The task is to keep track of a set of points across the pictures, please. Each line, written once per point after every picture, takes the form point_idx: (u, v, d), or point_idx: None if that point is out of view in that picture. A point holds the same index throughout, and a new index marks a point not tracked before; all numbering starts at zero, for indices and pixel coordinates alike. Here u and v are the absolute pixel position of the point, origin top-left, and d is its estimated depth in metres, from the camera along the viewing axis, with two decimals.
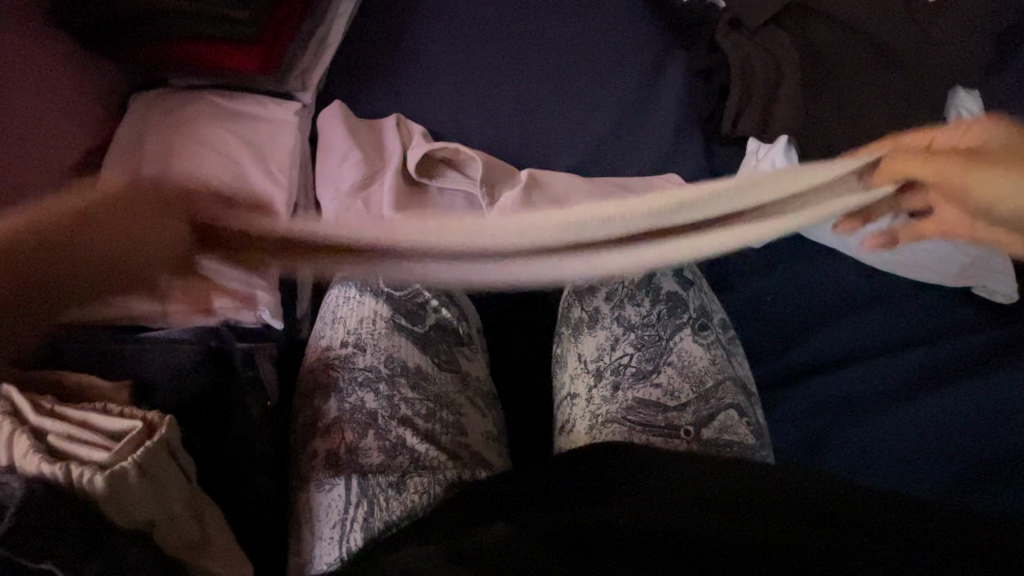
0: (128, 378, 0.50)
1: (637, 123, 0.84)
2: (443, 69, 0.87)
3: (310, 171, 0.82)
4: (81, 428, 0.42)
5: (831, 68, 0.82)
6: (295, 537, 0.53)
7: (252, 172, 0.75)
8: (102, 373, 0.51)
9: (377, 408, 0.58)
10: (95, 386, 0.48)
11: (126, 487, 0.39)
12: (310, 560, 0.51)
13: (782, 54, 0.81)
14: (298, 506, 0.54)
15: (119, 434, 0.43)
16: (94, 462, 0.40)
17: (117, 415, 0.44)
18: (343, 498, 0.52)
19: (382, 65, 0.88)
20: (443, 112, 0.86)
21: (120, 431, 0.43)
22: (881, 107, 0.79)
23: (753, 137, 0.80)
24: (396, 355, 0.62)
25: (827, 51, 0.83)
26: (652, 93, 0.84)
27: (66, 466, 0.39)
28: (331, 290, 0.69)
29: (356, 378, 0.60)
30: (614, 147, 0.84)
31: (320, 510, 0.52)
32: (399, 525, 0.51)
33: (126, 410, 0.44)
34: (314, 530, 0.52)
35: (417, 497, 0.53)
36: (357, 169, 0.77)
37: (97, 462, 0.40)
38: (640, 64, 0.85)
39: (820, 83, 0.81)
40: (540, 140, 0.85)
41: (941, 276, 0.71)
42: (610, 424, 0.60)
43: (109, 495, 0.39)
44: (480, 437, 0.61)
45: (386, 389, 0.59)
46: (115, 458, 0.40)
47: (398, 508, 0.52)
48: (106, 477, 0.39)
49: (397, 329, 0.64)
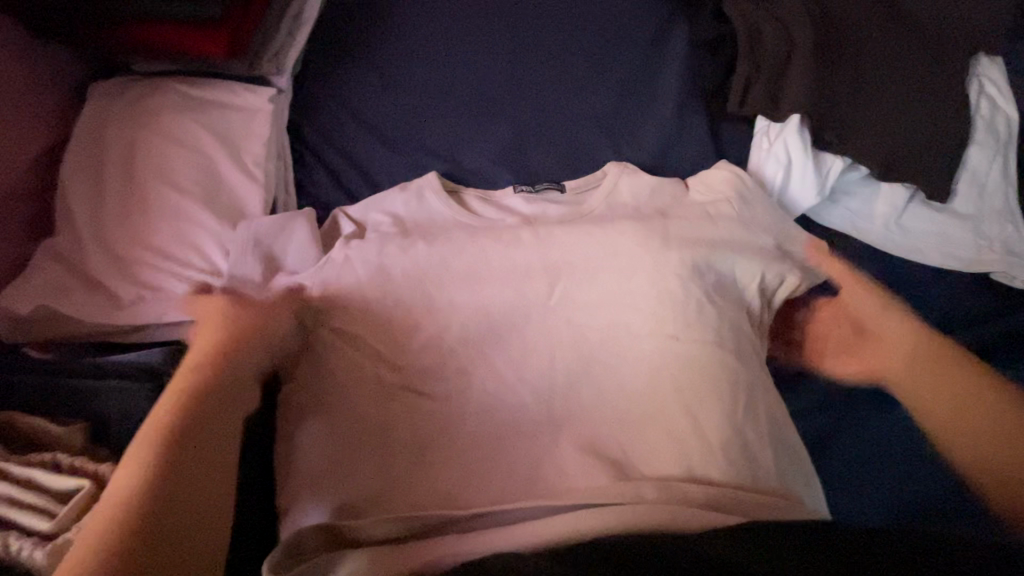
0: (84, 421, 0.54)
1: (639, 101, 0.77)
2: (430, 37, 0.78)
3: (289, 163, 0.76)
4: (26, 490, 0.47)
5: (854, 35, 0.75)
6: (292, 513, 0.54)
7: (225, 169, 0.70)
8: (59, 415, 0.55)
9: (373, 426, 0.59)
10: (48, 433, 0.52)
11: (70, 549, 0.44)
12: (346, 531, 0.49)
13: (796, 23, 0.75)
14: (286, 500, 0.55)
15: (66, 496, 0.48)
16: (40, 533, 0.45)
17: (67, 468, 0.49)
18: (349, 491, 0.55)
19: (361, 33, 0.78)
20: (435, 91, 0.77)
21: (62, 492, 0.48)
22: (901, 83, 0.73)
23: (762, 115, 0.76)
24: (417, 365, 0.63)
25: (850, 13, 0.75)
26: (657, 67, 0.77)
27: (6, 539, 0.44)
28: (330, 346, 0.62)
29: (357, 397, 0.60)
30: (616, 127, 0.77)
31: (334, 491, 0.55)
32: (434, 521, 0.50)
33: (76, 466, 0.49)
34: (312, 507, 0.54)
35: (426, 498, 0.55)
36: (375, 208, 0.73)
37: (45, 531, 0.45)
38: (645, 32, 0.77)
39: (841, 52, 0.74)
40: (539, 121, 0.77)
41: (960, 263, 0.75)
42: (625, 426, 0.60)
43: (53, 566, 0.43)
44: (469, 455, 0.58)
45: (386, 409, 0.60)
46: (60, 526, 0.45)
47: (414, 505, 0.54)
48: (46, 550, 0.43)
49: (405, 338, 0.64)
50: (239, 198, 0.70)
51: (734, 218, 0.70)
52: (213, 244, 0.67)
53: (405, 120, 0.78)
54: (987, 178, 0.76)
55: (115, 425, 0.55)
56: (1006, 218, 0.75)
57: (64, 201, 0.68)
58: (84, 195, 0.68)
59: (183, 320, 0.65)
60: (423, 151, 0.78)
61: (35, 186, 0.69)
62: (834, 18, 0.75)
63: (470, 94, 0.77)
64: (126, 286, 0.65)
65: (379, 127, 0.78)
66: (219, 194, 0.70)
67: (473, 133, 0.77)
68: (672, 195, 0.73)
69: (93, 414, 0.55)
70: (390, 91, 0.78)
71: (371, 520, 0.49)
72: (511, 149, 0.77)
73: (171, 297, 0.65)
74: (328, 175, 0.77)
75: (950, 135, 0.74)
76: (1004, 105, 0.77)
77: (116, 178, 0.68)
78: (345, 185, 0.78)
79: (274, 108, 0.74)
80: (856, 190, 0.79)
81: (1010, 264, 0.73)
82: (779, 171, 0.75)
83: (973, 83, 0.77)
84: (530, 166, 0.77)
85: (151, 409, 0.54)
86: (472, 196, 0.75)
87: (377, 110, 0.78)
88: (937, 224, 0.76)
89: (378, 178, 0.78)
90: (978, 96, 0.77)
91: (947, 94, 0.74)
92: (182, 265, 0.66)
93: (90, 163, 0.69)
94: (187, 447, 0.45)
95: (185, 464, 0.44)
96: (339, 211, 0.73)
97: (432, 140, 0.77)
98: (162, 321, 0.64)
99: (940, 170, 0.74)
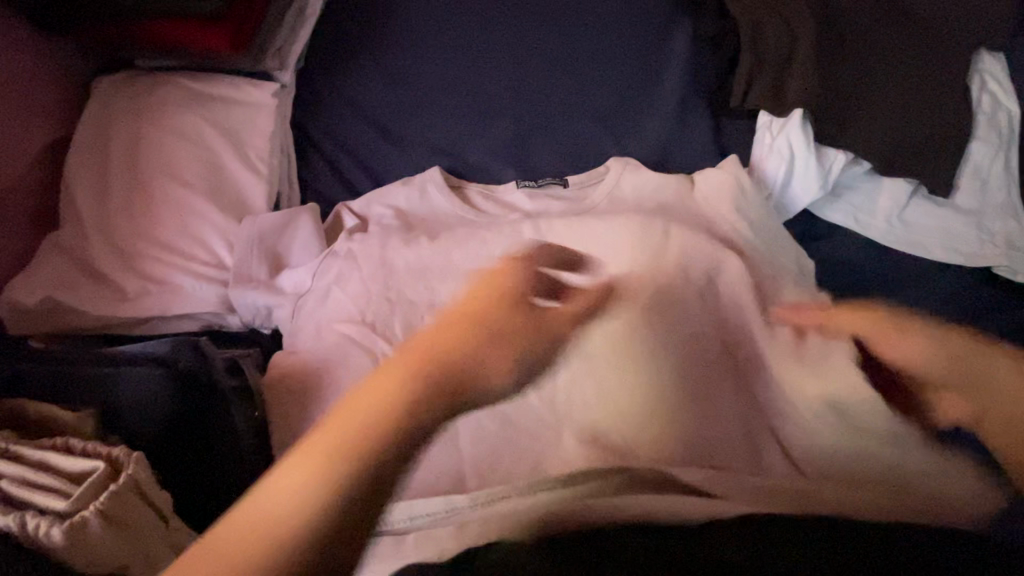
0: (93, 409, 0.54)
1: (643, 97, 0.77)
2: (433, 32, 0.78)
3: (292, 158, 0.77)
4: (40, 472, 0.47)
5: (857, 30, 0.75)
6: None
7: (230, 162, 0.70)
8: (70, 403, 0.54)
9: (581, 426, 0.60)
10: (59, 419, 0.52)
11: (83, 532, 0.44)
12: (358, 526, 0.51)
13: (798, 18, 0.75)
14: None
15: (79, 478, 0.48)
16: (56, 513, 0.45)
17: (80, 451, 0.49)
18: None
19: (364, 30, 0.79)
20: (439, 87, 0.78)
21: (77, 474, 0.48)
22: (903, 77, 0.73)
23: (764, 110, 0.76)
24: None
25: (852, 9, 0.76)
26: (660, 63, 0.77)
27: (22, 517, 0.44)
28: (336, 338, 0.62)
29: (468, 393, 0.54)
30: (619, 122, 0.78)
31: None
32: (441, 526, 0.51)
33: (89, 449, 0.49)
34: None
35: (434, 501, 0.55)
36: (380, 202, 0.73)
37: (59, 512, 0.44)
38: (648, 28, 0.77)
39: (844, 47, 0.74)
40: (543, 117, 0.77)
41: (963, 257, 0.75)
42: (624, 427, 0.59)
43: (69, 546, 0.43)
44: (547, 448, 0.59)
45: None
46: (75, 506, 0.45)
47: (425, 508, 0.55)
48: (63, 530, 0.43)
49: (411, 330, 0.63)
50: (245, 192, 0.70)
51: (736, 216, 0.70)
52: (220, 239, 0.68)
53: (409, 116, 0.78)
54: (990, 172, 0.76)
55: (125, 412, 0.54)
56: (1008, 213, 0.75)
57: (69, 194, 0.68)
58: (89, 189, 0.68)
59: (190, 313, 0.66)
60: (426, 147, 0.78)
61: (40, 181, 0.69)
62: (837, 14, 0.75)
63: (474, 89, 0.77)
64: (132, 279, 0.65)
65: (383, 122, 0.78)
66: (225, 188, 0.70)
67: (476, 129, 0.77)
68: (675, 190, 0.73)
69: (103, 401, 0.54)
70: (393, 87, 0.78)
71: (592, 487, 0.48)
72: (514, 144, 0.77)
73: (177, 290, 0.65)
74: (332, 171, 0.78)
75: (954, 129, 0.74)
76: (1005, 99, 0.77)
77: (121, 170, 0.69)
78: (350, 180, 0.78)
79: (278, 103, 0.75)
80: (859, 185, 0.79)
81: (1012, 258, 0.73)
82: (782, 169, 0.75)
83: (975, 78, 0.77)
84: (534, 161, 0.78)
85: (165, 395, 0.54)
86: (477, 191, 0.75)
87: (381, 106, 0.78)
88: (939, 219, 0.76)
89: (381, 173, 0.78)
90: (980, 92, 0.77)
91: (951, 88, 0.74)
92: (188, 259, 0.67)
93: (97, 155, 0.69)
94: (415, 386, 0.45)
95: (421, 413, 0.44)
96: (342, 207, 0.73)
97: (436, 136, 0.78)
98: (169, 313, 0.65)
99: (944, 164, 0.74)
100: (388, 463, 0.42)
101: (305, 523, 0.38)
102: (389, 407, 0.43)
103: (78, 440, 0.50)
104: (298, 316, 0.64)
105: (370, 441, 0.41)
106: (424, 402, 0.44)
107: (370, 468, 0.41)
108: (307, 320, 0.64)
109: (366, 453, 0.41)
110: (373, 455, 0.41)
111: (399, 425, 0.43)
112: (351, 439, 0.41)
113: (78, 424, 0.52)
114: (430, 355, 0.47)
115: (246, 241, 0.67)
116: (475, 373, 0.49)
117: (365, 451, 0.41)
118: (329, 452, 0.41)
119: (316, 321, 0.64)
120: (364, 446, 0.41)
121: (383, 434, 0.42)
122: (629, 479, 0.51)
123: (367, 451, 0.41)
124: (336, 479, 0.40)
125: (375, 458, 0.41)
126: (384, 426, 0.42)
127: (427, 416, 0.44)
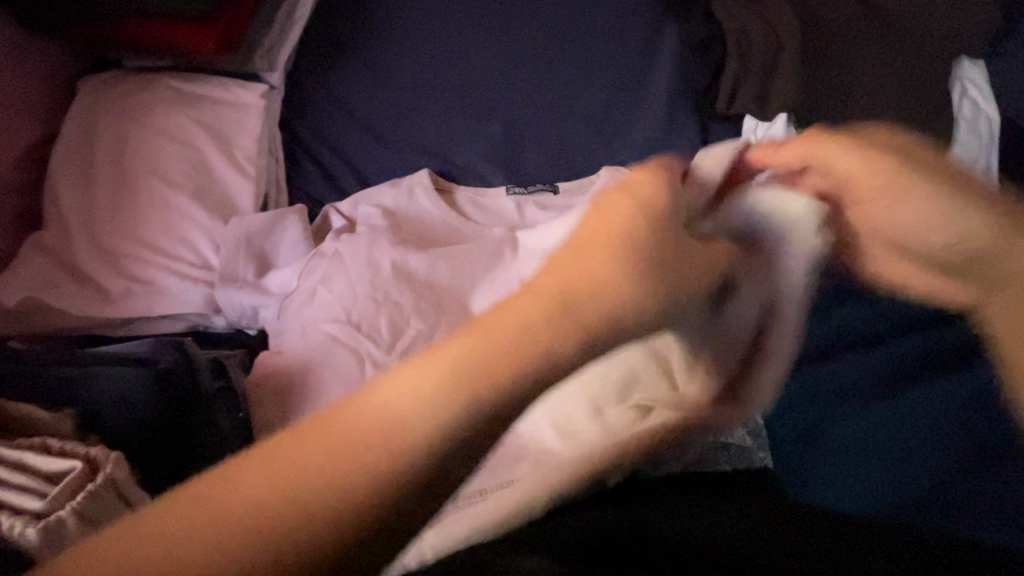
0: (73, 408, 0.53)
1: (631, 101, 0.78)
2: (423, 37, 0.78)
3: (281, 161, 0.77)
4: (16, 472, 0.46)
5: (840, 38, 0.76)
6: None
7: (216, 163, 0.70)
8: (50, 402, 0.54)
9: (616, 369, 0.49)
10: (36, 417, 0.52)
11: (58, 532, 0.43)
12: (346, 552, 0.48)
13: (782, 25, 0.76)
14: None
15: (56, 478, 0.47)
16: (31, 512, 0.44)
17: (57, 451, 0.48)
18: None
19: (354, 33, 0.79)
20: (429, 91, 0.78)
21: (54, 474, 0.47)
22: (887, 81, 0.74)
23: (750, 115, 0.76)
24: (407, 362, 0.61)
25: (835, 17, 0.77)
26: (648, 68, 0.78)
27: None
28: (322, 338, 0.61)
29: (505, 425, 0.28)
30: (608, 127, 0.78)
31: None
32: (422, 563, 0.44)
33: (67, 449, 0.49)
34: None
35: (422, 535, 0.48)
36: (366, 204, 0.73)
37: (35, 511, 0.44)
38: (636, 34, 0.78)
39: (827, 55, 0.75)
40: (532, 119, 0.78)
41: None
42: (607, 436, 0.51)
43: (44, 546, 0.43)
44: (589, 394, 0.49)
45: None
46: (50, 507, 0.44)
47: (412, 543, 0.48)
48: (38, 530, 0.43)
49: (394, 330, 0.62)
50: (231, 193, 0.70)
51: None
52: (206, 240, 0.67)
53: (398, 118, 0.78)
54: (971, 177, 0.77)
55: (105, 412, 0.53)
56: None
57: (52, 194, 0.67)
58: (73, 188, 0.68)
59: (174, 314, 0.65)
60: (415, 150, 0.78)
61: (23, 180, 0.69)
62: (821, 22, 0.77)
63: (463, 93, 0.78)
64: (115, 279, 0.65)
65: (373, 126, 0.78)
66: (211, 188, 0.70)
67: (465, 132, 0.78)
68: None
69: (84, 401, 0.54)
70: (383, 90, 0.78)
71: (704, 373, 0.46)
72: (504, 146, 0.77)
73: (161, 291, 0.65)
74: (321, 173, 0.78)
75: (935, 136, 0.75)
76: (985, 107, 0.79)
77: (105, 170, 0.68)
78: (339, 182, 0.78)
79: (266, 105, 0.75)
80: None
81: None
82: None
83: (955, 86, 0.79)
84: (523, 165, 0.78)
85: (147, 395, 0.54)
86: (465, 196, 0.75)
87: (370, 110, 0.78)
88: None
89: (369, 176, 0.78)
90: (960, 99, 0.79)
91: (932, 96, 0.75)
92: (173, 259, 0.66)
93: (82, 154, 0.69)
94: (473, 356, 0.28)
95: (463, 391, 0.27)
96: (330, 209, 0.73)
97: (425, 139, 0.78)
98: (153, 314, 0.64)
99: None
100: (382, 480, 0.25)
101: (381, 485, 0.25)
102: (422, 387, 0.27)
103: (58, 440, 0.50)
104: (284, 316, 0.64)
105: (375, 432, 0.26)
106: (473, 400, 0.27)
107: (373, 475, 0.25)
108: (293, 319, 0.63)
109: (390, 454, 0.25)
110: (376, 459, 0.25)
111: (425, 421, 0.26)
112: (349, 422, 0.26)
113: (57, 424, 0.52)
114: (565, 297, 0.31)
115: (232, 241, 0.66)
116: (622, 301, 0.33)
117: (372, 447, 0.25)
118: (325, 436, 0.26)
119: (302, 321, 0.63)
120: (391, 437, 0.26)
121: (406, 424, 0.26)
122: (710, 393, 0.46)
123: (374, 458, 0.25)
124: (307, 487, 0.24)
125: (358, 473, 0.25)
126: (388, 410, 0.26)
127: (552, 355, 0.29)
